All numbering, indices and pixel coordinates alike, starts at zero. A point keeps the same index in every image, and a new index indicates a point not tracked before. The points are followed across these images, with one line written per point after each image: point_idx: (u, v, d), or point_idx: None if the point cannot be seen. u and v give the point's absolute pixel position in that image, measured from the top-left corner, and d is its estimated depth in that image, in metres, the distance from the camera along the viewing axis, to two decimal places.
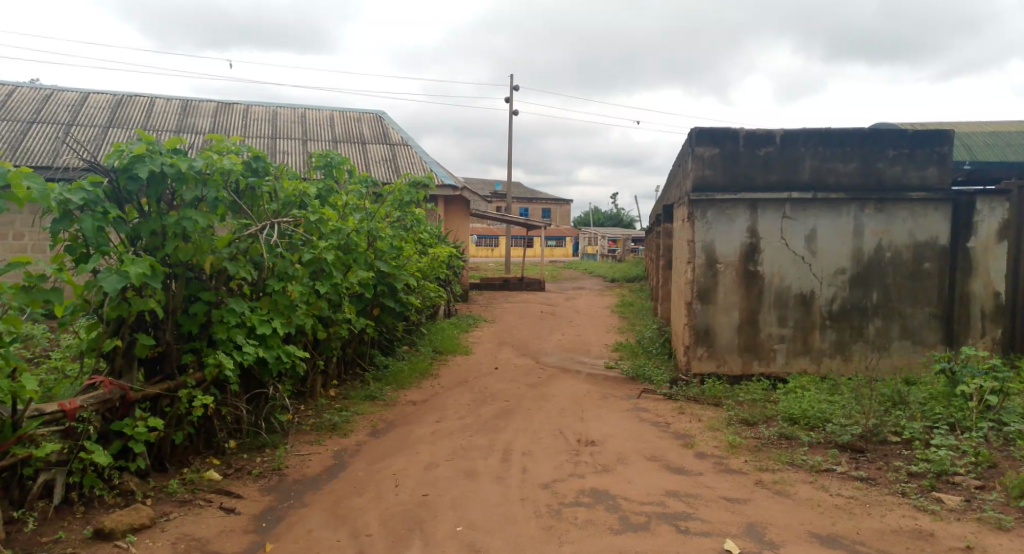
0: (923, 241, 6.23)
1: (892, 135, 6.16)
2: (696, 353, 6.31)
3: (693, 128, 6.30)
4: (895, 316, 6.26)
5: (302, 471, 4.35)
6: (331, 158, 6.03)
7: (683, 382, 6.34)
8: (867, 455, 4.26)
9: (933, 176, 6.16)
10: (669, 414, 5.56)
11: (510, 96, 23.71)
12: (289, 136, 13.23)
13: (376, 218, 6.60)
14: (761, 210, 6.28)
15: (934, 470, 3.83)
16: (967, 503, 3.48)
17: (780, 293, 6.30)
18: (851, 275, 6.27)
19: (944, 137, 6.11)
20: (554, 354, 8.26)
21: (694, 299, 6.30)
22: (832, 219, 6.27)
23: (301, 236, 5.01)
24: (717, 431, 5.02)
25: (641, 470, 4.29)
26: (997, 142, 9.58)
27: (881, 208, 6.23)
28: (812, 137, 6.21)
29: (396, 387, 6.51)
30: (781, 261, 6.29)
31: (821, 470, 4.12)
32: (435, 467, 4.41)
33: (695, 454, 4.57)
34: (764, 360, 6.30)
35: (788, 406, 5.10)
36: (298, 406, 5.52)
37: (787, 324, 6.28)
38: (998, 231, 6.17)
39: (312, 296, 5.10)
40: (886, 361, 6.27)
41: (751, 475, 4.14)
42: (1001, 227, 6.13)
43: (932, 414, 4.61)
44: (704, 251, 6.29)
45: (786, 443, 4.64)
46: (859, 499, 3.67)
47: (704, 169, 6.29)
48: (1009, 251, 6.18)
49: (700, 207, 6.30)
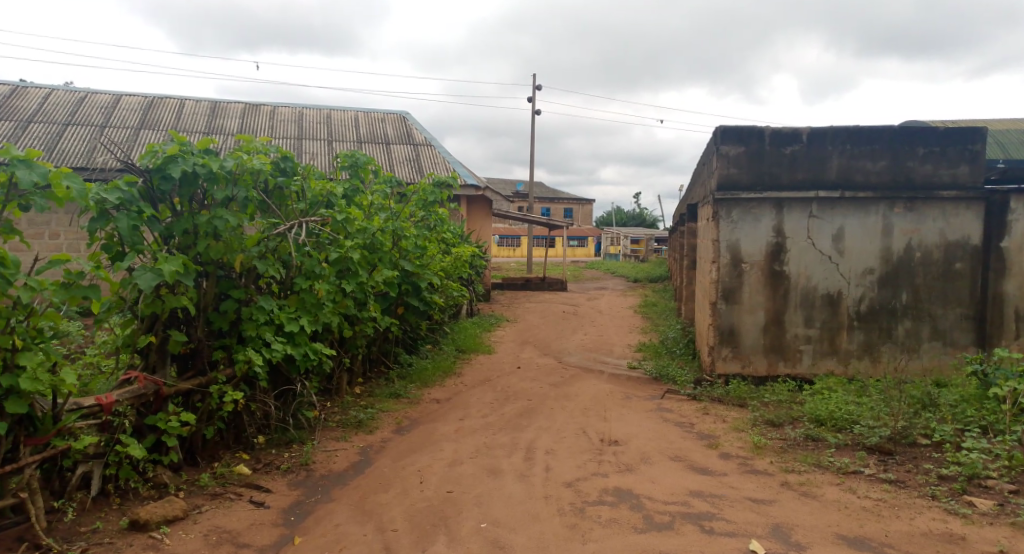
0: (954, 241, 6.11)
1: (922, 133, 6.05)
2: (720, 352, 6.27)
3: (717, 127, 6.26)
4: (925, 317, 6.15)
5: (328, 467, 4.41)
6: (357, 158, 6.16)
7: (707, 382, 6.30)
8: (896, 457, 4.19)
9: (965, 174, 6.03)
10: (692, 415, 5.53)
11: (533, 95, 23.70)
12: (315, 136, 13.40)
13: (401, 217, 6.67)
14: (788, 209, 6.22)
15: (966, 473, 3.77)
16: (1000, 507, 3.42)
17: (806, 294, 6.22)
18: (880, 275, 6.17)
19: (977, 135, 5.97)
20: (576, 353, 8.25)
21: (719, 299, 6.26)
22: (860, 218, 6.18)
23: (328, 235, 5.11)
24: (741, 432, 4.98)
25: (666, 470, 4.28)
26: None
27: (911, 207, 6.12)
28: (840, 135, 6.13)
29: (420, 385, 6.57)
30: (808, 261, 6.21)
31: (847, 472, 4.07)
32: (459, 464, 4.44)
33: (720, 455, 4.54)
34: (789, 361, 6.23)
35: (814, 407, 5.04)
36: (324, 402, 5.59)
37: (814, 324, 6.21)
38: None
39: (338, 294, 5.19)
40: (915, 363, 6.16)
41: (776, 476, 4.11)
42: None
43: (964, 417, 4.50)
44: (729, 250, 6.25)
45: (813, 445, 4.58)
46: (887, 501, 3.63)
47: (729, 168, 6.24)
48: None
49: (725, 206, 6.26)
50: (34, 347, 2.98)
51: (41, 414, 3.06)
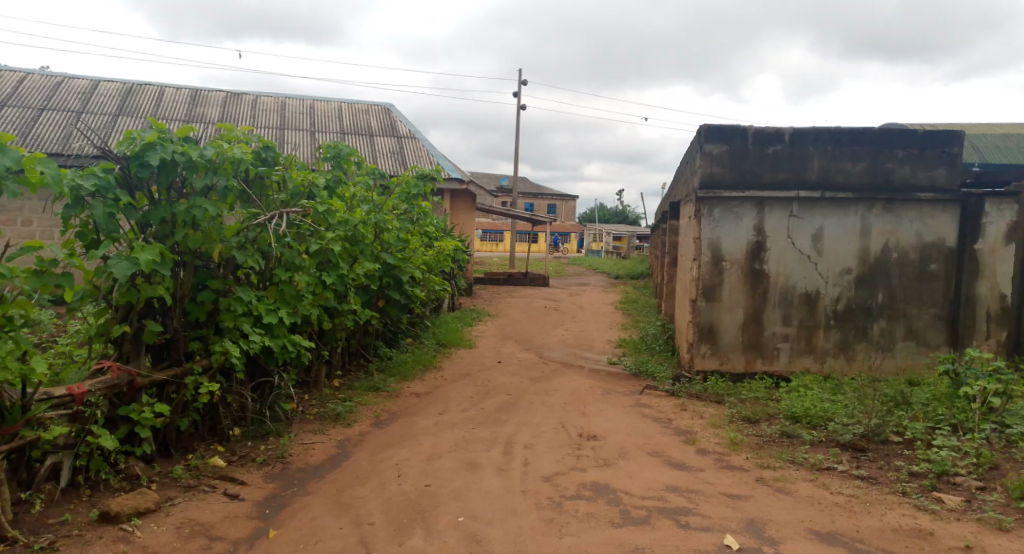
0: (930, 242, 6.19)
1: (902, 135, 6.12)
2: (700, 349, 6.32)
3: (701, 125, 6.29)
4: (900, 317, 6.23)
5: (305, 459, 4.38)
6: (340, 149, 6.09)
7: (685, 379, 6.34)
8: (869, 454, 4.24)
9: (942, 177, 6.11)
10: (670, 411, 5.56)
11: (517, 90, 23.67)
12: (297, 127, 13.27)
13: (383, 210, 6.64)
14: (768, 208, 6.27)
15: (935, 470, 3.84)
16: (967, 504, 3.49)
17: (785, 292, 6.29)
18: (857, 275, 6.25)
19: (955, 138, 6.06)
20: (557, 349, 8.26)
21: (699, 297, 6.30)
22: (839, 219, 6.24)
23: (309, 227, 5.06)
24: (718, 428, 5.02)
25: (644, 465, 4.32)
26: (1006, 145, 9.56)
27: (889, 209, 6.20)
28: (821, 135, 6.19)
29: (400, 379, 6.54)
30: (787, 260, 6.28)
31: (821, 468, 4.13)
32: (437, 458, 4.43)
33: (697, 450, 4.58)
34: (767, 359, 6.30)
35: (790, 404, 5.08)
36: (302, 395, 5.54)
37: (791, 323, 6.27)
38: (1007, 234, 6.09)
39: (318, 287, 5.13)
40: (890, 362, 6.25)
41: (751, 472, 4.15)
42: (1009, 230, 6.08)
43: (935, 415, 4.54)
44: (710, 248, 6.29)
45: (788, 441, 4.63)
46: (858, 497, 3.69)
47: (712, 166, 6.29)
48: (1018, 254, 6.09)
49: (707, 204, 6.30)
50: (4, 335, 2.91)
51: (9, 404, 2.99)
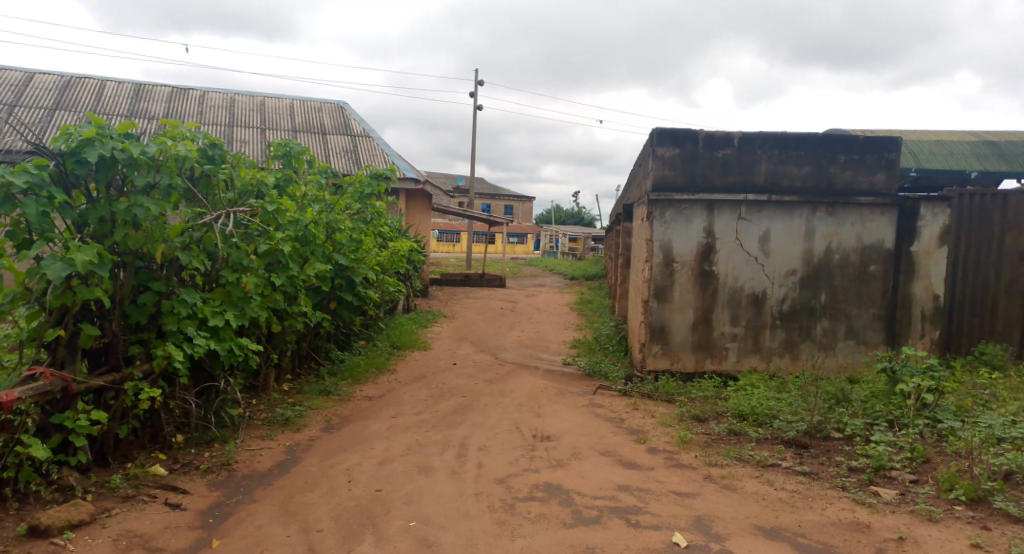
0: (870, 244, 6.40)
1: (844, 141, 6.33)
2: (651, 349, 6.41)
3: (654, 129, 6.39)
4: (842, 317, 6.44)
5: (251, 466, 4.26)
6: (291, 148, 5.94)
7: (637, 378, 6.45)
8: (811, 451, 4.38)
9: (881, 182, 6.36)
10: (623, 410, 5.63)
11: (473, 90, 23.63)
12: (247, 124, 12.94)
13: (336, 209, 6.52)
14: (718, 210, 6.41)
15: (873, 465, 3.98)
16: (901, 496, 3.64)
17: (733, 293, 6.44)
18: (801, 276, 6.43)
19: (893, 144, 6.31)
20: (512, 350, 8.27)
21: (651, 297, 6.40)
22: (784, 222, 6.42)
23: (258, 227, 4.95)
24: (669, 427, 5.11)
25: (596, 465, 4.36)
26: (941, 152, 10.09)
27: (832, 212, 6.40)
28: (769, 140, 6.35)
29: (352, 382, 6.44)
30: (735, 262, 6.43)
31: (766, 465, 4.24)
32: (389, 462, 4.38)
33: (648, 449, 4.64)
34: (715, 358, 6.44)
35: (738, 402, 5.21)
36: (249, 400, 5.40)
37: (739, 322, 6.43)
38: (940, 236, 6.38)
39: (267, 288, 4.99)
40: (831, 360, 6.45)
41: (700, 470, 4.24)
42: (943, 232, 6.37)
43: (873, 411, 4.70)
44: (662, 250, 6.40)
45: (735, 439, 4.75)
46: (801, 492, 3.81)
47: (664, 169, 6.40)
48: (949, 256, 6.39)
49: (659, 207, 6.40)
50: None
51: None
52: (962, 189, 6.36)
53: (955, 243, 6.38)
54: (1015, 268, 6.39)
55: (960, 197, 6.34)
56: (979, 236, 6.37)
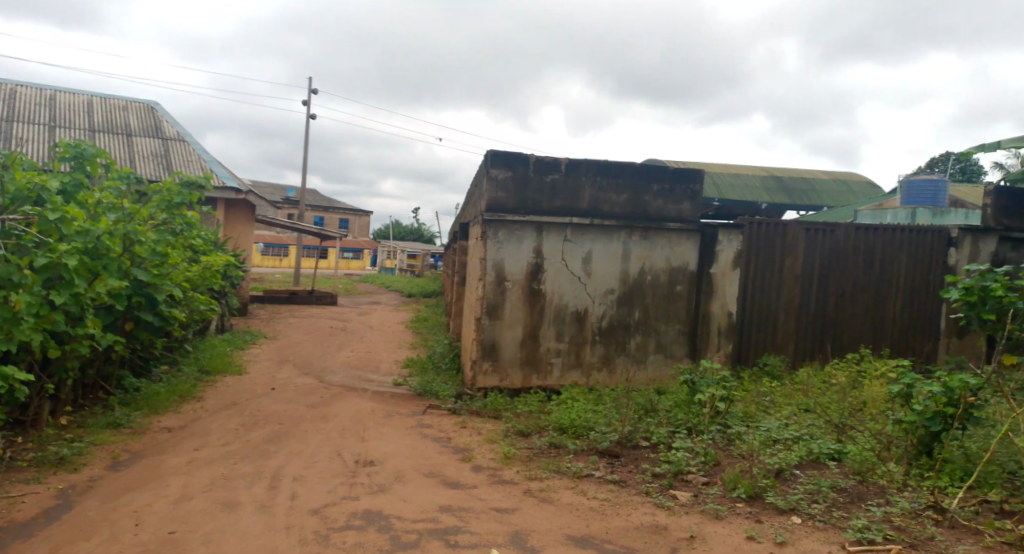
0: (677, 266, 7.01)
1: (657, 172, 6.91)
2: (481, 367, 6.52)
3: (488, 151, 6.52)
4: (652, 332, 6.96)
5: (8, 517, 3.63)
6: (83, 149, 5.39)
7: (467, 396, 6.52)
8: (622, 459, 4.66)
9: (687, 210, 7.00)
10: (450, 429, 5.63)
11: (308, 100, 22.79)
12: (30, 120, 11.33)
13: (136, 219, 5.74)
14: (547, 232, 6.69)
15: (673, 470, 4.31)
16: (694, 498, 3.98)
17: (559, 311, 6.74)
18: (619, 295, 6.89)
19: (697, 177, 7.00)
20: (340, 371, 7.96)
21: (483, 314, 6.52)
22: (605, 244, 6.84)
23: (33, 236, 4.42)
24: (494, 443, 5.18)
25: (418, 487, 4.28)
26: (737, 183, 11.55)
27: (646, 236, 6.93)
28: (593, 168, 6.75)
29: (149, 413, 5.79)
30: (561, 281, 6.74)
31: (581, 475, 4.43)
32: (187, 500, 3.97)
33: (472, 467, 4.66)
34: (542, 374, 6.68)
35: (559, 416, 5.42)
36: (12, 438, 4.63)
37: (563, 339, 6.74)
38: (734, 260, 7.07)
39: (43, 307, 4.28)
40: (643, 373, 6.96)
41: (520, 485, 4.33)
42: (736, 257, 7.07)
43: (676, 420, 5.13)
44: (494, 268, 6.56)
45: (555, 452, 4.93)
46: (610, 500, 4.02)
47: (497, 191, 6.55)
48: (741, 278, 7.07)
49: (492, 227, 6.56)
50: None
51: None
52: (752, 218, 7.04)
53: (746, 266, 7.05)
54: (792, 290, 7.11)
55: (750, 226, 7.02)
56: (766, 261, 7.06)
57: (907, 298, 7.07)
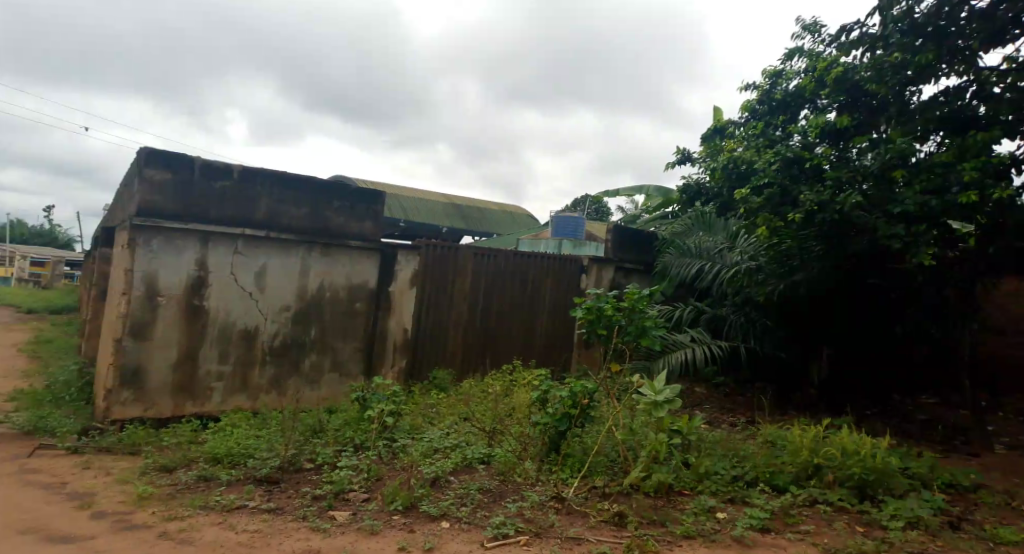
0: (356, 284, 6.89)
1: (339, 189, 6.77)
2: (118, 396, 5.65)
3: (141, 147, 5.73)
4: (328, 350, 6.74)
5: None
6: None
7: (95, 431, 5.55)
8: (281, 485, 4.41)
9: (369, 229, 6.95)
10: (66, 473, 4.67)
11: None
12: None
13: None
14: (212, 243, 6.10)
15: (333, 490, 4.20)
16: (352, 516, 3.92)
17: (223, 329, 6.18)
18: (294, 313, 6.56)
19: (379, 198, 7.02)
20: None
21: (125, 334, 5.67)
22: (281, 259, 6.47)
23: None
24: (127, 484, 4.46)
25: (5, 549, 3.41)
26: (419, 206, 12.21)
27: (326, 252, 6.71)
28: (270, 178, 6.36)
29: None
30: (227, 297, 6.19)
31: (232, 508, 4.05)
32: None
33: (92, 516, 3.92)
34: (198, 400, 6.04)
35: (214, 445, 4.93)
36: None
37: (227, 360, 6.19)
38: (411, 279, 7.15)
39: None
40: (315, 393, 6.70)
41: (154, 528, 3.77)
42: (413, 277, 7.18)
43: (343, 438, 5.07)
44: (144, 281, 5.76)
45: (203, 485, 4.43)
46: (262, 531, 3.74)
47: (151, 194, 5.78)
48: (416, 297, 7.20)
49: (143, 233, 5.75)
50: None
51: None
52: (430, 241, 7.21)
53: (422, 287, 7.20)
54: (460, 308, 7.48)
55: (428, 248, 7.15)
56: (438, 282, 7.31)
57: (549, 315, 8.01)
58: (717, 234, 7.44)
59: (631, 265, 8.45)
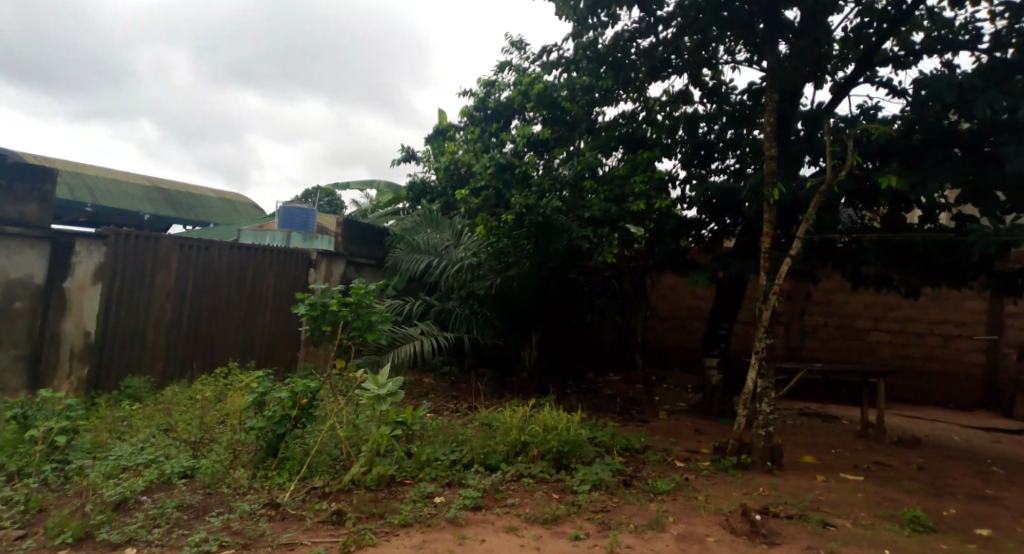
0: (15, 280, 5.41)
1: None
2: None
3: None
4: None
5: None
6: None
7: None
8: None
9: (33, 214, 5.45)
10: None
11: None
12: None
13: None
14: None
15: None
16: None
17: None
18: None
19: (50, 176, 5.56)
20: None
21: None
22: None
23: None
24: None
25: None
26: (112, 190, 10.60)
27: None
28: None
29: None
30: None
31: None
32: None
33: None
34: None
35: None
36: None
37: None
38: (95, 273, 5.85)
39: None
40: None
41: None
42: (98, 270, 5.87)
43: None
44: None
45: None
46: None
47: None
48: (104, 295, 5.90)
49: None
50: None
51: None
52: (121, 228, 5.95)
53: (110, 282, 5.91)
54: (163, 304, 6.35)
55: (117, 236, 5.92)
56: (133, 276, 6.08)
57: (274, 313, 7.33)
58: (443, 231, 7.74)
59: (360, 260, 8.53)
